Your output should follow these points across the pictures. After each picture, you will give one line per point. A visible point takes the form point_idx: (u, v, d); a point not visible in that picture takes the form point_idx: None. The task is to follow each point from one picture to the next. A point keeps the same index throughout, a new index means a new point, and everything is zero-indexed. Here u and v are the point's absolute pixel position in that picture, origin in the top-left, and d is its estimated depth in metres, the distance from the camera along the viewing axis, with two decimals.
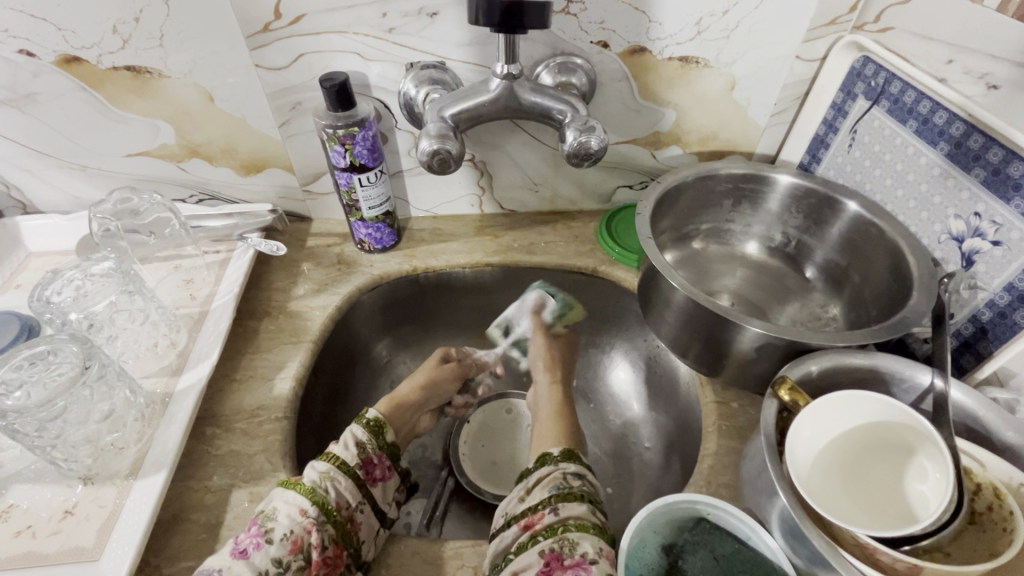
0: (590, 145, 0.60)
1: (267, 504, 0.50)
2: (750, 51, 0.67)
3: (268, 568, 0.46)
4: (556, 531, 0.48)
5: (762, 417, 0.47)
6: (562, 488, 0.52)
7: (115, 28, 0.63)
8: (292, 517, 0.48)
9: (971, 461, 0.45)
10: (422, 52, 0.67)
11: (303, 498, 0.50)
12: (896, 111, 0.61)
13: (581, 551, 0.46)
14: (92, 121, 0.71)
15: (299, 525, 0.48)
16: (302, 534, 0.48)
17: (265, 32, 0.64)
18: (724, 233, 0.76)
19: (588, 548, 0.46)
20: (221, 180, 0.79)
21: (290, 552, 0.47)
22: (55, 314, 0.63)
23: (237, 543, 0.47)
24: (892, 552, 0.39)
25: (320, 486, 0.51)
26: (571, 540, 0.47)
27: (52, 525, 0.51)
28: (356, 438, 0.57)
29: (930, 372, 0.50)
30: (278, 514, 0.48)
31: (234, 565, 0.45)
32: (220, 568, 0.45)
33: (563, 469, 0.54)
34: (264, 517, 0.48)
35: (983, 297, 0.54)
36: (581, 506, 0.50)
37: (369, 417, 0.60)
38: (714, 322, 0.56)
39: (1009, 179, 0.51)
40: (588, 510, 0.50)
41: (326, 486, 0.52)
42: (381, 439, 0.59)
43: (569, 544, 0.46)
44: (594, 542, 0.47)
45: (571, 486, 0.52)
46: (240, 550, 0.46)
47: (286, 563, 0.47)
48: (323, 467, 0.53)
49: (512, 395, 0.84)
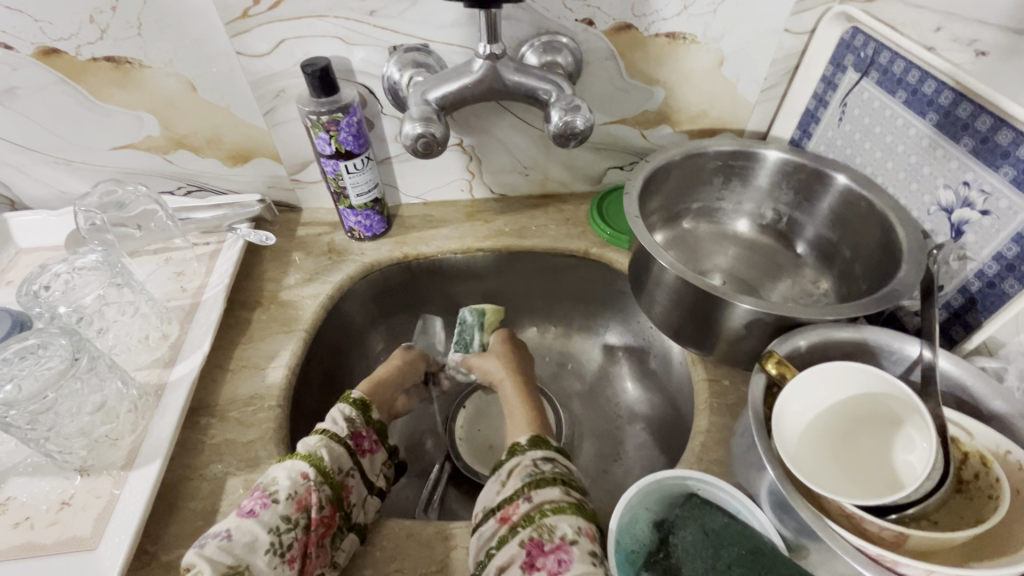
0: (575, 124, 0.59)
1: (267, 473, 0.51)
2: (737, 26, 0.66)
3: (278, 525, 0.47)
4: (533, 520, 0.47)
5: (751, 392, 0.47)
6: (533, 476, 0.51)
7: (92, 18, 0.62)
8: (293, 479, 0.50)
9: (958, 430, 0.45)
10: (405, 34, 0.66)
11: (302, 462, 0.52)
12: (886, 82, 0.60)
13: (560, 533, 0.45)
14: (75, 115, 0.70)
15: (301, 485, 0.50)
16: (305, 494, 0.50)
17: (245, 18, 0.63)
18: (714, 211, 0.76)
19: (566, 529, 0.46)
20: (209, 171, 0.78)
21: (297, 510, 0.49)
22: (44, 308, 0.63)
23: (243, 506, 0.48)
24: (879, 521, 0.39)
25: (316, 451, 0.53)
26: (549, 525, 0.46)
27: (50, 516, 0.52)
28: (344, 413, 0.59)
29: (918, 344, 0.50)
30: (279, 478, 0.50)
31: (243, 523, 0.46)
32: (229, 529, 0.46)
33: (532, 456, 0.53)
34: (266, 482, 0.50)
35: (972, 268, 0.54)
36: (555, 489, 0.49)
37: (355, 395, 0.62)
38: (703, 300, 0.56)
39: (997, 147, 0.50)
40: (563, 491, 0.49)
41: (322, 450, 0.54)
42: (367, 415, 0.61)
43: (547, 530, 0.46)
44: (572, 521, 0.46)
45: (543, 470, 0.52)
46: (246, 511, 0.48)
47: (294, 520, 0.48)
48: (316, 439, 0.55)
49: None
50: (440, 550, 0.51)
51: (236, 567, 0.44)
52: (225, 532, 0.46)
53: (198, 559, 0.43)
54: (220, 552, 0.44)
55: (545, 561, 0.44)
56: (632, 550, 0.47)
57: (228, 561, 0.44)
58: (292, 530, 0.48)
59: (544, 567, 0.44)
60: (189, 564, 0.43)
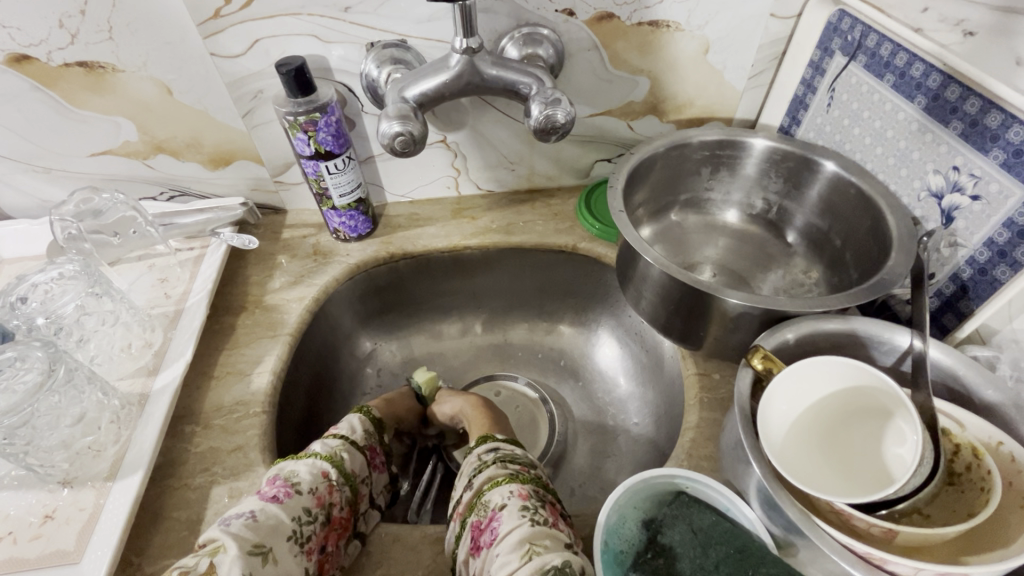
0: (556, 117, 0.58)
1: (287, 467, 0.52)
2: (722, 12, 0.64)
3: (300, 516, 0.48)
4: (476, 504, 0.51)
5: (737, 387, 0.47)
6: (478, 467, 0.57)
7: (61, 22, 0.61)
8: (315, 475, 0.52)
9: (949, 421, 0.44)
10: (382, 30, 0.65)
11: (324, 461, 0.54)
12: (873, 65, 0.59)
13: (494, 503, 0.49)
14: (51, 122, 0.69)
15: (322, 484, 0.52)
16: (325, 492, 0.52)
17: (217, 18, 0.62)
18: (703, 202, 0.74)
19: (498, 497, 0.50)
20: (190, 176, 0.77)
21: (317, 505, 0.50)
22: (22, 320, 0.62)
23: (265, 492, 0.49)
24: (867, 517, 0.39)
25: (336, 453, 0.56)
26: (484, 501, 0.50)
27: (33, 530, 0.51)
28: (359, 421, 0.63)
29: (909, 334, 0.49)
30: (301, 472, 0.52)
31: (268, 506, 0.47)
32: (253, 509, 0.46)
33: (477, 452, 0.59)
34: (287, 473, 0.51)
35: (963, 254, 0.52)
36: (493, 468, 0.55)
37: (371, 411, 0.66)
38: (690, 294, 0.55)
39: (987, 130, 0.49)
40: (499, 467, 0.55)
41: (343, 453, 0.56)
42: (381, 433, 0.64)
43: (484, 506, 0.50)
44: (504, 490, 0.50)
45: (485, 459, 0.57)
46: (268, 497, 0.48)
47: (315, 513, 0.49)
48: (336, 442, 0.57)
49: (500, 378, 0.85)
50: (427, 554, 0.50)
51: (261, 547, 0.44)
52: (250, 512, 0.46)
53: (224, 534, 0.43)
54: (245, 529, 0.44)
55: (484, 536, 0.47)
56: (621, 550, 0.46)
57: (253, 539, 0.44)
58: (311, 524, 0.49)
59: (484, 541, 0.47)
60: (214, 539, 0.43)
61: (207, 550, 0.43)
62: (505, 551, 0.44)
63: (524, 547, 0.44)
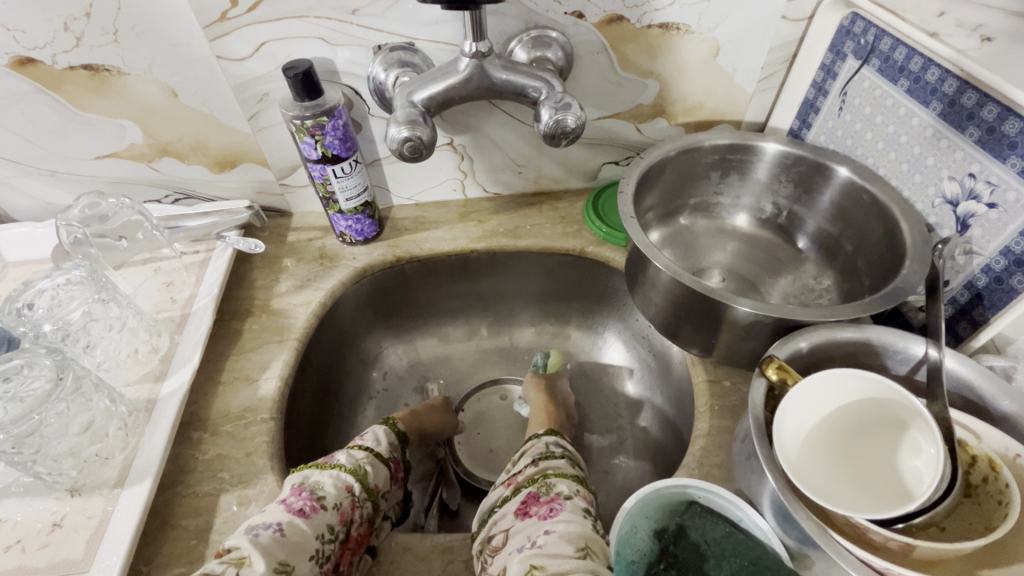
0: (566, 122, 0.57)
1: (313, 475, 0.52)
2: (733, 14, 0.64)
3: (324, 533, 0.48)
4: (537, 479, 0.51)
5: (750, 398, 0.46)
6: (543, 453, 0.55)
7: (66, 25, 0.60)
8: (339, 489, 0.52)
9: (966, 433, 0.43)
10: (389, 33, 0.64)
11: (347, 475, 0.54)
12: (887, 70, 0.58)
13: (558, 490, 0.49)
14: (56, 125, 0.69)
15: (346, 498, 0.52)
16: (348, 508, 0.52)
17: (223, 21, 0.61)
18: (712, 206, 0.74)
19: (564, 488, 0.49)
20: (195, 178, 0.77)
21: (340, 522, 0.50)
22: (29, 326, 0.61)
23: (292, 503, 0.48)
24: (885, 531, 0.38)
25: (360, 467, 0.55)
26: (548, 482, 0.50)
27: (41, 539, 0.51)
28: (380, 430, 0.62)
29: (924, 343, 0.48)
30: (326, 484, 0.51)
31: (295, 521, 0.47)
32: (280, 522, 0.46)
33: (546, 440, 0.57)
34: (312, 485, 0.51)
35: (979, 262, 0.52)
36: (561, 462, 0.54)
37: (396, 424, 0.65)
38: (702, 302, 0.54)
39: (1004, 137, 0.48)
40: (568, 465, 0.54)
41: (367, 467, 0.56)
42: (403, 448, 0.64)
43: (546, 486, 0.49)
44: (571, 485, 0.50)
45: (553, 451, 0.55)
46: (294, 509, 0.48)
47: (337, 532, 0.49)
48: (360, 454, 0.57)
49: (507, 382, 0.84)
50: (438, 564, 0.50)
51: (286, 565, 0.44)
52: (279, 525, 0.46)
53: (253, 548, 0.43)
54: (272, 543, 0.44)
55: (539, 509, 0.47)
56: (633, 561, 0.47)
57: (279, 557, 0.44)
58: (332, 542, 0.49)
59: (537, 513, 0.47)
60: (239, 547, 0.44)
61: (233, 558, 0.43)
62: (561, 534, 0.44)
63: (581, 541, 0.43)
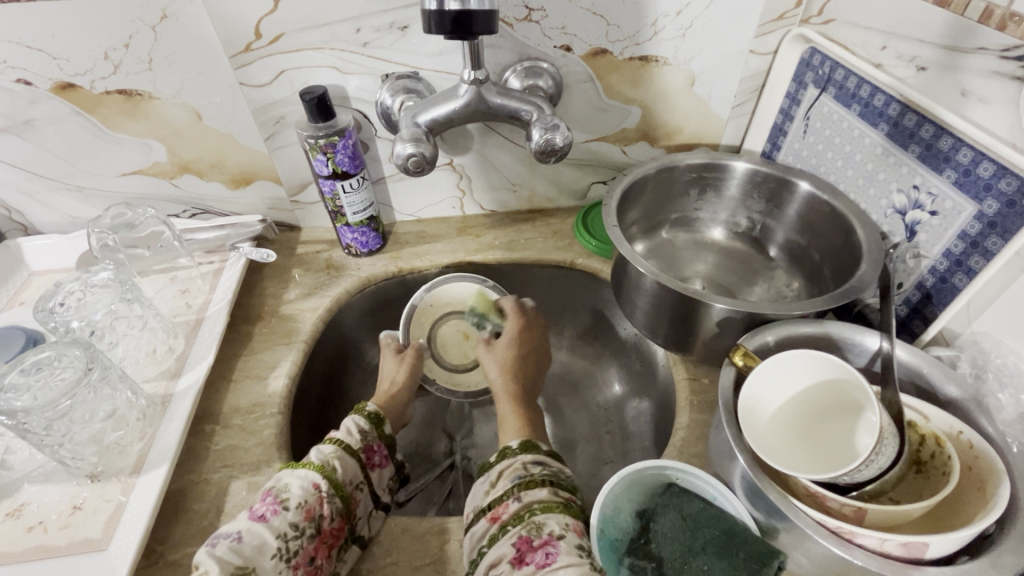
0: (555, 141, 0.64)
1: (281, 479, 0.52)
2: (705, 49, 0.71)
3: (286, 531, 0.48)
4: (523, 518, 0.46)
5: (720, 385, 0.51)
6: (523, 477, 0.50)
7: (106, 54, 0.67)
8: (306, 489, 0.51)
9: (915, 414, 0.48)
10: (396, 63, 0.71)
11: (315, 473, 0.52)
12: (842, 96, 0.65)
13: (549, 530, 0.45)
14: (88, 144, 0.75)
15: (313, 496, 0.50)
16: (315, 504, 0.50)
17: (247, 51, 0.68)
18: (692, 221, 0.80)
19: (554, 525, 0.45)
20: (213, 195, 0.83)
21: (305, 519, 0.49)
22: (58, 323, 0.67)
23: (255, 510, 0.48)
24: (839, 498, 0.42)
25: (328, 463, 0.54)
26: (537, 521, 0.46)
27: (62, 520, 0.54)
28: (356, 424, 0.60)
29: (878, 337, 0.53)
30: (292, 486, 0.51)
31: (255, 527, 0.47)
32: (239, 531, 0.46)
33: (522, 459, 0.52)
34: (279, 488, 0.50)
35: (926, 265, 0.57)
36: (543, 489, 0.48)
37: (370, 408, 0.62)
38: (679, 301, 0.59)
39: (940, 152, 0.54)
40: (551, 491, 0.48)
41: (335, 462, 0.54)
42: (381, 429, 0.61)
43: (535, 526, 0.45)
44: (560, 519, 0.46)
45: (532, 473, 0.50)
46: (257, 515, 0.48)
47: (302, 528, 0.48)
48: (330, 449, 0.55)
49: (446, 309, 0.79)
50: (433, 543, 0.53)
51: (245, 569, 0.44)
52: (237, 534, 0.46)
53: (208, 559, 0.44)
54: (230, 553, 0.44)
55: (534, 556, 0.44)
56: (616, 539, 0.50)
57: (237, 562, 0.44)
58: (299, 538, 0.48)
59: (533, 561, 0.43)
60: (200, 563, 0.44)
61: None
62: None
63: None
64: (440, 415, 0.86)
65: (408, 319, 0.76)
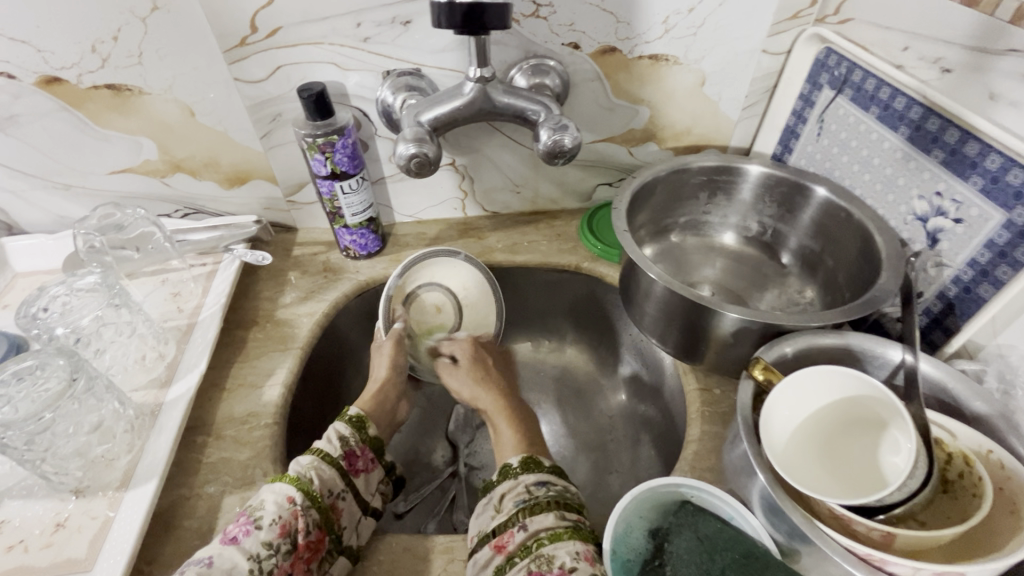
0: (563, 142, 0.61)
1: (255, 497, 0.49)
2: (717, 48, 0.69)
3: (259, 552, 0.45)
4: (531, 550, 0.44)
5: (739, 398, 0.49)
6: (528, 501, 0.48)
7: (93, 47, 0.64)
8: (280, 504, 0.48)
9: (942, 431, 0.46)
10: (398, 59, 0.69)
11: (289, 486, 0.49)
12: (859, 98, 0.63)
13: (560, 562, 0.42)
14: (76, 141, 0.72)
15: (287, 510, 0.48)
16: (290, 519, 0.47)
17: (242, 45, 0.65)
18: (701, 224, 0.78)
19: (564, 556, 0.43)
20: (205, 194, 0.80)
21: (279, 535, 0.46)
22: (42, 330, 0.64)
23: (226, 531, 0.46)
24: (866, 521, 0.40)
25: (304, 473, 0.51)
26: (546, 554, 0.43)
27: (44, 538, 0.51)
28: (338, 431, 0.57)
29: (900, 349, 0.51)
30: (266, 502, 0.48)
31: (226, 551, 0.44)
32: (209, 557, 0.44)
33: (525, 481, 0.50)
34: (252, 506, 0.48)
35: (949, 274, 0.55)
36: (550, 515, 0.46)
37: (352, 412, 0.60)
38: (691, 309, 0.57)
39: (966, 158, 0.52)
40: (558, 516, 0.46)
41: (312, 472, 0.51)
42: (364, 433, 0.58)
43: (545, 559, 0.43)
44: (570, 548, 0.44)
45: (537, 495, 0.48)
46: (229, 537, 0.45)
47: (276, 546, 0.46)
48: (307, 460, 0.52)
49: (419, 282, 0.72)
50: (436, 563, 0.51)
51: None
52: (206, 559, 0.43)
53: None
54: None
55: None
56: (628, 559, 0.47)
57: None
58: (272, 557, 0.45)
59: None
60: None
61: None
62: None
63: None
64: (440, 422, 0.85)
65: (386, 305, 0.69)
